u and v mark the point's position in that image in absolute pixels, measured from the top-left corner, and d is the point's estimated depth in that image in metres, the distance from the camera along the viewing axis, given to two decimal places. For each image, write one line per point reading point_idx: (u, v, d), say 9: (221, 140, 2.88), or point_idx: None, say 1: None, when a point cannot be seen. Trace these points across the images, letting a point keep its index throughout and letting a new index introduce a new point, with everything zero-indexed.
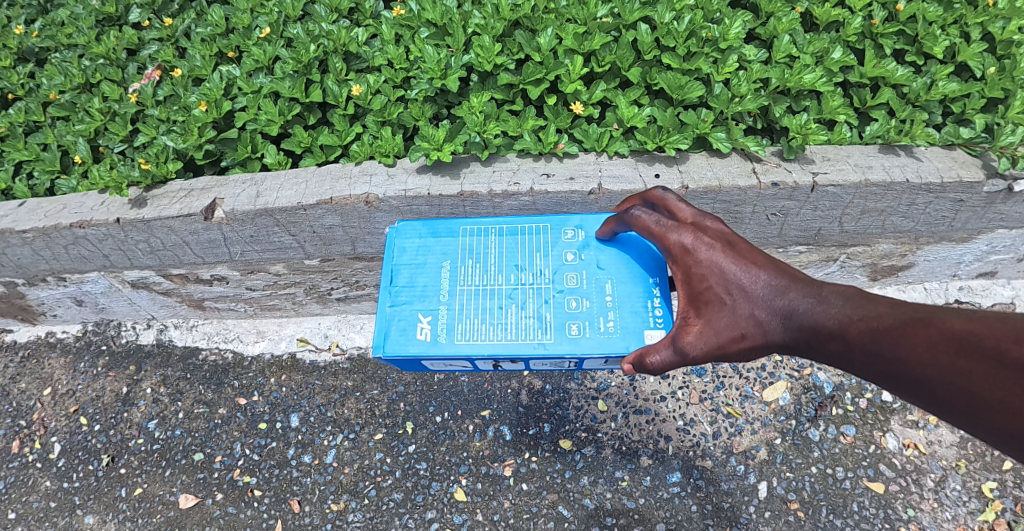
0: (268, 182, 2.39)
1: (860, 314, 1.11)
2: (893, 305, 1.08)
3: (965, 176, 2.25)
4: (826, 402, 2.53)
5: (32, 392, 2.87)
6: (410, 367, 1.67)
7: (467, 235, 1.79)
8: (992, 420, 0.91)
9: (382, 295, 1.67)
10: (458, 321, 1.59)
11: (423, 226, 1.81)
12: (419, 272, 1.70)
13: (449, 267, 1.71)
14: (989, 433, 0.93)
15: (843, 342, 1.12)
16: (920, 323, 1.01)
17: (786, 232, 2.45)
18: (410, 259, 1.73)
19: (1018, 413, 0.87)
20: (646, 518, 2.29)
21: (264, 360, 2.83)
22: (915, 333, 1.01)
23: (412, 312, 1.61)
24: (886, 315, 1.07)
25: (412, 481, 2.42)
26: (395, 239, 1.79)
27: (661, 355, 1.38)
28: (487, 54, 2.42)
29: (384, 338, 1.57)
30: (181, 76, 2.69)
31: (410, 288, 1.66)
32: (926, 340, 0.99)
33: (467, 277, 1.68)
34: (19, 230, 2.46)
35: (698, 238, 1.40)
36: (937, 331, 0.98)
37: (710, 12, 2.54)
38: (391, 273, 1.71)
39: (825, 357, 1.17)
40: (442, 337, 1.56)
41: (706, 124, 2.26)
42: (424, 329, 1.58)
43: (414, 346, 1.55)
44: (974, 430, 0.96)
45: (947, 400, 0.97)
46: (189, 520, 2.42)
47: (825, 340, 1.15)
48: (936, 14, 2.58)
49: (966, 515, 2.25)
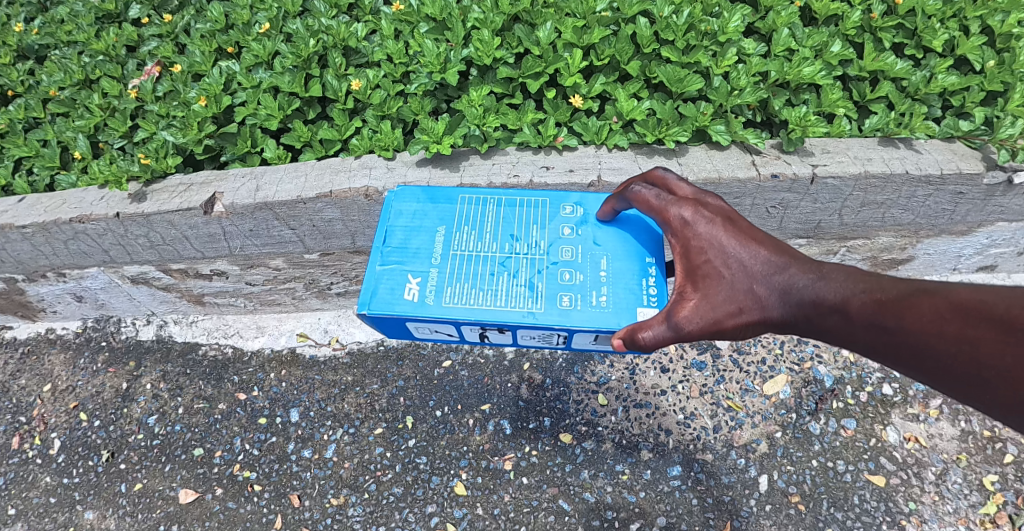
0: (268, 175, 2.39)
1: (864, 288, 1.12)
2: (895, 279, 1.09)
3: (964, 168, 2.25)
4: (827, 395, 2.52)
5: (32, 388, 2.86)
6: (394, 330, 1.67)
7: (465, 203, 1.78)
8: (998, 388, 0.94)
9: (373, 254, 1.66)
10: (448, 284, 1.58)
11: (422, 192, 1.81)
12: (414, 235, 1.70)
13: (443, 233, 1.70)
14: (994, 400, 0.96)
15: (845, 316, 1.13)
16: (926, 295, 1.02)
17: (786, 225, 2.45)
18: (405, 223, 1.73)
19: None
20: (647, 511, 2.29)
21: (264, 355, 2.83)
22: (920, 304, 1.02)
23: (403, 273, 1.61)
24: (890, 288, 1.08)
25: (412, 475, 2.42)
26: (393, 202, 1.79)
27: (654, 331, 1.36)
28: (486, 48, 2.41)
29: (371, 295, 1.57)
30: (181, 71, 2.68)
31: (402, 250, 1.66)
32: (932, 310, 1.00)
33: (461, 243, 1.68)
34: (18, 225, 2.46)
35: (698, 212, 1.39)
36: (943, 301, 1.00)
37: (709, 6, 2.54)
38: (385, 233, 1.71)
39: (824, 332, 1.18)
40: (429, 299, 1.56)
41: (706, 117, 2.27)
42: (412, 290, 1.57)
43: (401, 306, 1.54)
44: (977, 398, 0.99)
45: (951, 370, 0.99)
46: (189, 515, 2.42)
47: (825, 313, 1.16)
48: (936, 8, 2.57)
49: (967, 509, 2.25)
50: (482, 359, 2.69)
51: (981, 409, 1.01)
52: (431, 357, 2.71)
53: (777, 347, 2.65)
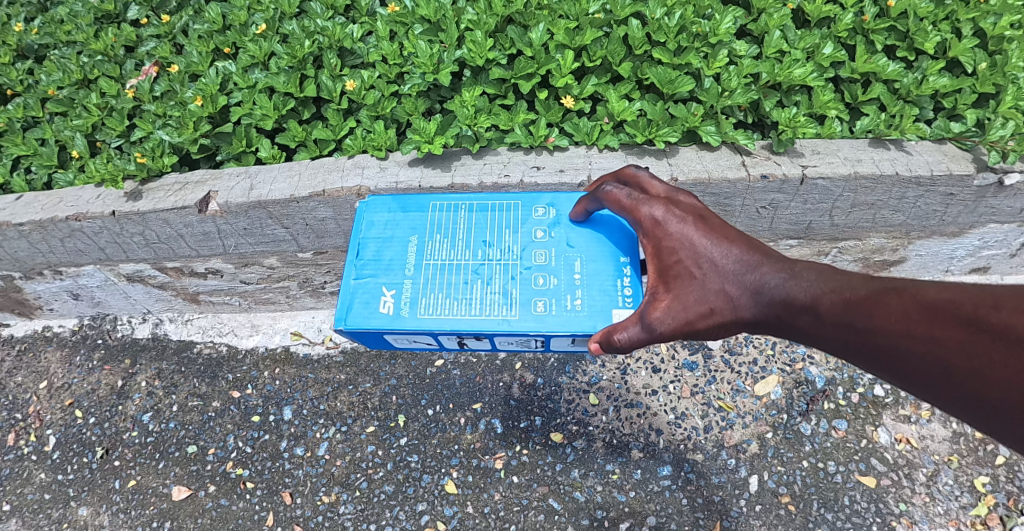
0: (261, 175, 2.41)
1: (834, 287, 1.13)
2: (865, 278, 1.11)
3: (955, 169, 2.26)
4: (819, 396, 2.52)
5: (28, 385, 2.88)
6: (375, 342, 1.68)
7: (436, 210, 1.79)
8: (967, 388, 0.94)
9: (347, 268, 1.68)
10: (422, 295, 1.60)
11: (393, 201, 1.82)
12: (386, 246, 1.72)
13: (416, 241, 1.72)
14: (964, 401, 0.96)
15: (815, 315, 1.14)
16: (894, 294, 1.04)
17: (776, 226, 2.46)
18: (378, 234, 1.75)
19: (994, 379, 0.90)
20: (637, 511, 2.29)
21: (258, 353, 2.84)
22: (889, 303, 1.03)
23: (377, 286, 1.62)
24: (859, 286, 1.10)
25: (404, 473, 2.43)
26: (365, 213, 1.81)
27: (628, 332, 1.37)
28: (479, 49, 2.43)
29: (347, 311, 1.59)
30: (178, 71, 2.71)
31: (376, 262, 1.68)
32: (900, 309, 1.02)
33: (434, 251, 1.70)
34: (16, 222, 2.48)
35: (669, 211, 1.40)
36: (911, 300, 1.01)
37: (701, 8, 2.55)
38: (359, 246, 1.73)
39: (796, 331, 1.19)
40: (405, 311, 1.57)
41: (696, 118, 2.28)
42: (387, 303, 1.59)
43: (377, 319, 1.56)
44: (948, 399, 0.99)
45: (919, 369, 1.00)
46: (182, 512, 2.43)
47: (796, 312, 1.17)
48: (928, 10, 2.58)
49: (958, 510, 2.25)
50: (475, 358, 2.70)
51: (953, 410, 1.01)
52: (424, 356, 2.72)
53: (768, 348, 2.66)
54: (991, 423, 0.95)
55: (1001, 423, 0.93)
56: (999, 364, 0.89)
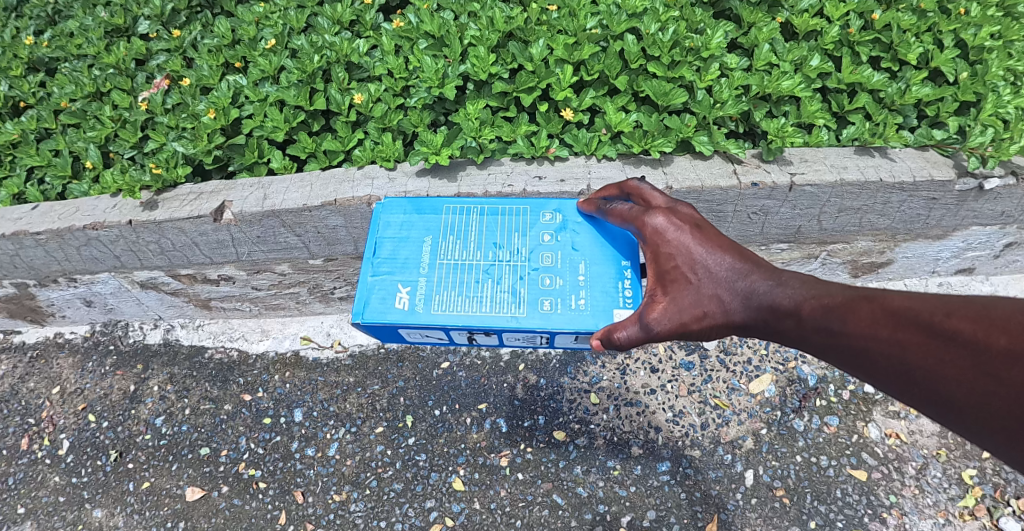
0: (274, 185, 2.50)
1: (814, 294, 1.23)
2: (843, 287, 1.20)
3: (936, 174, 2.37)
4: (810, 393, 2.62)
5: (41, 390, 2.96)
6: (387, 336, 1.77)
7: (450, 213, 1.89)
8: (925, 386, 1.02)
9: (365, 265, 1.77)
10: (435, 293, 1.69)
11: (409, 203, 1.92)
12: (402, 246, 1.81)
13: (430, 242, 1.81)
14: (923, 400, 1.04)
15: (798, 320, 1.24)
16: (866, 301, 1.13)
17: (767, 230, 2.57)
18: (394, 234, 1.84)
19: (945, 378, 0.99)
20: (638, 505, 2.38)
21: (268, 357, 2.93)
22: (860, 309, 1.13)
23: (393, 283, 1.71)
24: (837, 294, 1.19)
25: (412, 472, 2.52)
26: (382, 214, 1.90)
27: (627, 331, 1.50)
28: (482, 65, 2.54)
29: (364, 306, 1.67)
30: (190, 85, 2.81)
31: (392, 260, 1.76)
32: (869, 315, 1.11)
33: (447, 252, 1.79)
34: (33, 231, 2.58)
35: (669, 220, 1.53)
36: (879, 306, 1.10)
37: (693, 23, 2.66)
38: (375, 245, 1.81)
39: (779, 335, 1.29)
40: (419, 307, 1.66)
41: (689, 129, 2.40)
42: (403, 299, 1.68)
43: (393, 314, 1.65)
44: (911, 398, 1.07)
45: (886, 371, 1.09)
46: (196, 512, 2.51)
47: (781, 317, 1.27)
48: (910, 23, 2.70)
49: (946, 501, 2.34)
50: (480, 360, 2.79)
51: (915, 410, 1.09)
52: (430, 359, 2.81)
53: (762, 348, 2.76)
54: (944, 421, 1.04)
55: (955, 423, 1.01)
56: (948, 365, 0.98)
